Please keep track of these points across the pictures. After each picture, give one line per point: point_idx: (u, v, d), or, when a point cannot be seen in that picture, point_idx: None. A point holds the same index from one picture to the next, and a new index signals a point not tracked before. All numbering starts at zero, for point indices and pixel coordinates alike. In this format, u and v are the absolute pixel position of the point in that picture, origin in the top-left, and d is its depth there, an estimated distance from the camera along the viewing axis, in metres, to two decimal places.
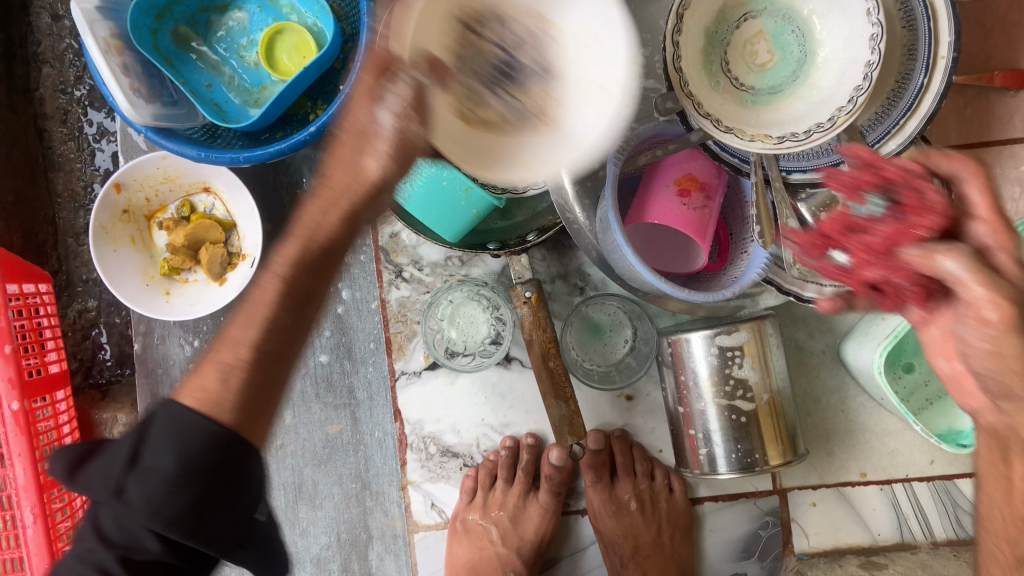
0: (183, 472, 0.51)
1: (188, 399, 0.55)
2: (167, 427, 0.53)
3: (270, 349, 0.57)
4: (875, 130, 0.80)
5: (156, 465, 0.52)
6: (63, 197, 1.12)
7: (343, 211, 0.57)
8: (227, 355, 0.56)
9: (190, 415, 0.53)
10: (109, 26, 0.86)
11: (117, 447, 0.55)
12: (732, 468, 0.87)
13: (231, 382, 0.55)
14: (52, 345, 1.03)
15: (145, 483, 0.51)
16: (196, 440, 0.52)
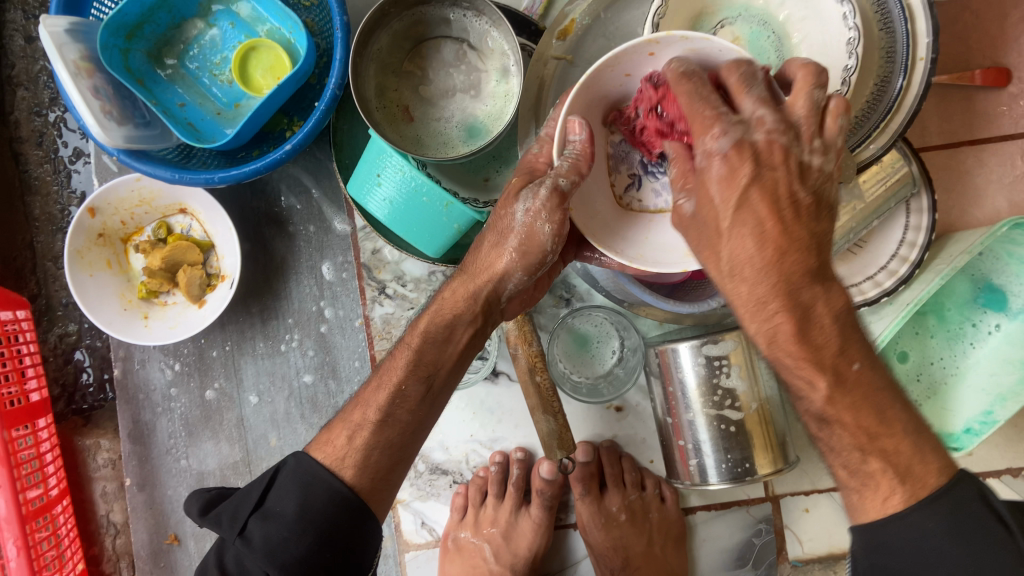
0: (300, 518, 0.65)
1: (319, 455, 0.69)
2: (295, 478, 0.68)
3: (402, 416, 0.70)
4: (856, 134, 0.78)
5: (283, 512, 0.66)
6: (41, 220, 1.10)
7: (467, 292, 0.71)
8: (357, 415, 0.71)
9: (320, 471, 0.67)
10: (80, 48, 0.85)
11: (247, 490, 0.70)
12: (722, 478, 0.87)
13: (357, 440, 0.69)
14: (31, 373, 1.00)
15: (267, 525, 0.65)
16: (321, 494, 0.66)
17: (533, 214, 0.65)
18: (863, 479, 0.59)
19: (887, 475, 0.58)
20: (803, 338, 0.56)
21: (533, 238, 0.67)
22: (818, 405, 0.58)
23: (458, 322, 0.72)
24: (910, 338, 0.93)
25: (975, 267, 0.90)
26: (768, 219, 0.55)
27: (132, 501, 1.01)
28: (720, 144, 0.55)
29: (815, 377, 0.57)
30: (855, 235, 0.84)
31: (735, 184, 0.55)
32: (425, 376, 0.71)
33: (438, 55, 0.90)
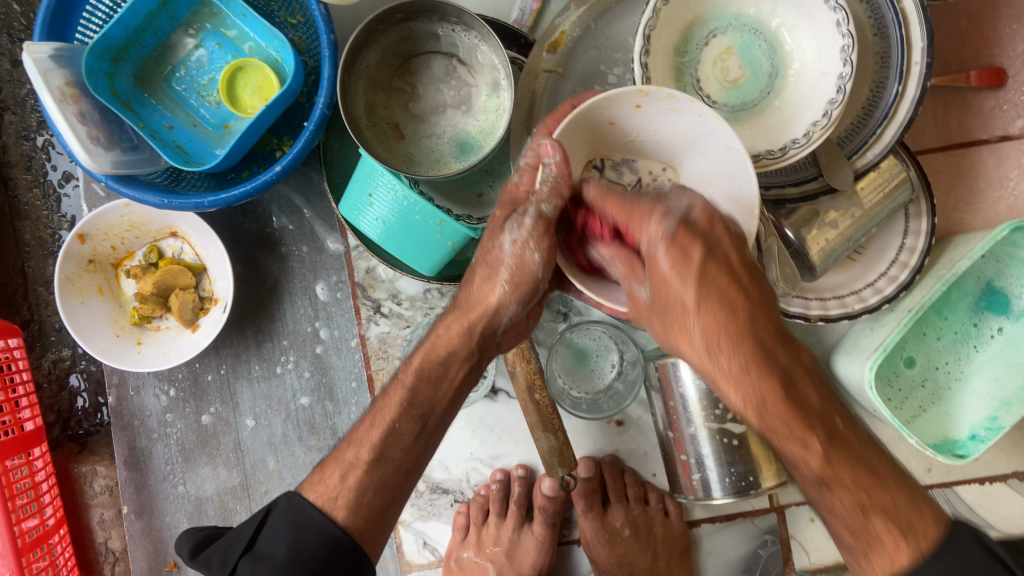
0: (292, 560, 0.63)
1: (311, 494, 0.67)
2: (286, 518, 0.66)
3: (395, 455, 0.68)
4: (852, 142, 0.79)
5: (274, 554, 0.64)
6: (32, 245, 1.09)
7: (463, 326, 0.70)
8: (350, 453, 0.68)
9: (311, 512, 0.65)
10: (64, 74, 0.83)
11: (239, 530, 0.69)
12: (727, 492, 0.86)
13: (351, 478, 0.66)
14: (25, 402, 0.98)
15: (257, 567, 0.64)
16: (313, 535, 0.64)
17: (522, 245, 0.66)
18: (868, 540, 0.58)
19: (890, 532, 0.57)
20: (789, 404, 0.58)
21: (523, 267, 0.67)
22: (814, 467, 0.59)
23: (453, 358, 0.70)
24: (915, 344, 0.92)
25: (979, 270, 0.89)
26: (721, 302, 0.58)
27: (129, 529, 1.00)
28: (668, 226, 0.60)
29: (805, 437, 0.58)
30: (856, 241, 0.83)
31: (689, 263, 0.59)
32: (419, 415, 0.69)
33: (427, 71, 0.89)
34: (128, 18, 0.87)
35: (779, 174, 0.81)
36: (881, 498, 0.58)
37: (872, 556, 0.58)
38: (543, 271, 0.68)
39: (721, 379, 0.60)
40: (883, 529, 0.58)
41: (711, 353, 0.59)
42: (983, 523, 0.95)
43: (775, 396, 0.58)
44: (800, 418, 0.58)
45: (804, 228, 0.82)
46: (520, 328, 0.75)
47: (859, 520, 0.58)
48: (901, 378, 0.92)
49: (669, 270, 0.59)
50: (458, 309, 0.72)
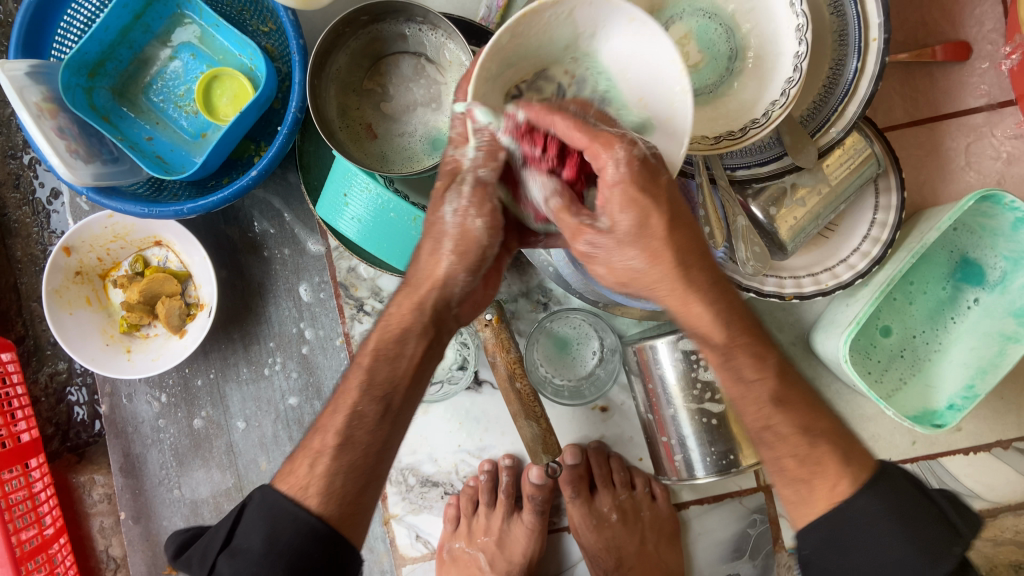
0: (267, 552, 0.62)
1: (284, 486, 0.67)
2: (259, 512, 0.65)
3: (362, 438, 0.68)
4: (815, 120, 0.80)
5: (250, 547, 0.63)
6: (23, 261, 1.11)
7: (415, 302, 0.70)
8: (317, 443, 0.68)
9: (284, 503, 0.65)
10: (42, 90, 0.85)
11: (213, 531, 0.69)
12: (709, 471, 0.87)
13: (319, 467, 0.66)
14: (20, 415, 1.00)
15: (235, 561, 0.63)
16: (289, 526, 0.64)
17: (462, 214, 0.66)
18: (812, 466, 0.63)
19: (832, 455, 0.63)
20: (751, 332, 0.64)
21: (467, 236, 0.67)
22: (770, 389, 0.64)
23: (408, 334, 0.69)
24: (891, 313, 0.93)
25: (952, 242, 0.90)
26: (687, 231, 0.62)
27: (128, 534, 1.02)
28: (635, 150, 0.60)
29: (763, 352, 0.64)
30: (824, 219, 0.84)
31: (655, 182, 0.60)
32: (381, 396, 0.69)
33: (396, 71, 0.91)
34: (102, 33, 0.90)
35: (743, 154, 0.83)
36: (820, 423, 0.64)
37: (813, 481, 0.63)
38: (489, 238, 0.67)
39: (693, 298, 0.62)
40: (826, 456, 0.63)
41: (686, 275, 0.62)
42: (970, 493, 0.96)
43: (735, 313, 0.64)
44: (757, 338, 0.64)
45: (772, 207, 0.83)
46: (479, 299, 0.74)
47: (806, 446, 0.63)
48: (878, 349, 0.93)
49: (633, 202, 0.59)
50: (406, 285, 0.71)
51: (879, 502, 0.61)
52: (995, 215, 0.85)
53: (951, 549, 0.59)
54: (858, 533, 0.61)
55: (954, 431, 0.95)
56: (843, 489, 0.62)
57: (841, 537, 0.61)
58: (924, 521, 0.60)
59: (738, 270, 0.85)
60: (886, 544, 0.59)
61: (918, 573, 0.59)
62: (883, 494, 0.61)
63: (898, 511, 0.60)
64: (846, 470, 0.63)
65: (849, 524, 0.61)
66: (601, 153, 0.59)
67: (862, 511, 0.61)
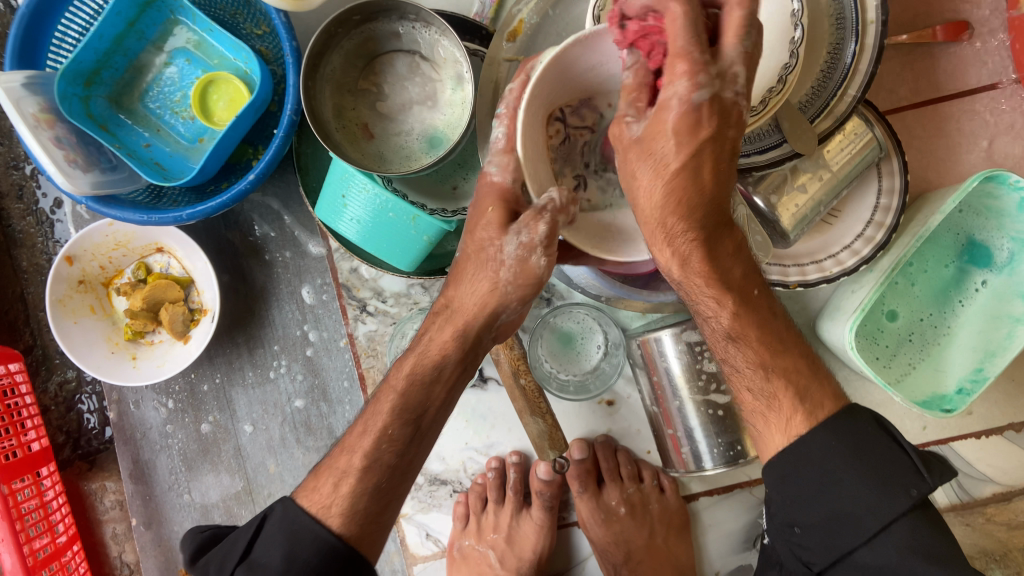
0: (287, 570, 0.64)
1: (306, 502, 0.69)
2: (279, 527, 0.67)
3: (387, 460, 0.69)
4: (811, 107, 0.79)
5: (269, 563, 0.65)
6: (29, 271, 1.11)
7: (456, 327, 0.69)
8: (343, 461, 0.69)
9: (306, 519, 0.67)
10: (37, 100, 0.85)
11: (235, 536, 0.70)
12: (717, 463, 0.87)
13: (344, 486, 0.68)
14: (30, 424, 1.01)
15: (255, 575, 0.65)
16: (308, 544, 0.66)
17: (526, 249, 0.63)
18: (767, 400, 0.68)
19: (788, 392, 0.67)
20: (710, 265, 0.63)
21: (527, 271, 0.65)
22: (724, 323, 0.67)
23: (447, 362, 0.69)
24: (897, 297, 0.92)
25: (957, 224, 0.89)
26: (692, 180, 0.58)
27: (139, 540, 1.02)
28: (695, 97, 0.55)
29: (721, 297, 0.65)
30: (827, 206, 0.83)
31: (694, 134, 0.56)
32: (412, 419, 0.69)
33: (391, 70, 0.90)
34: (96, 41, 0.90)
35: (742, 142, 0.81)
36: (780, 361, 0.68)
37: (769, 415, 0.68)
38: (547, 270, 0.65)
39: (657, 241, 0.62)
40: (781, 391, 0.67)
41: (663, 222, 0.61)
42: (982, 477, 0.96)
43: (700, 254, 0.63)
44: (720, 281, 0.64)
45: (773, 195, 0.83)
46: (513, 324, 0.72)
47: (761, 382, 0.68)
48: (886, 334, 0.92)
49: (671, 142, 0.56)
50: (449, 309, 0.70)
51: (835, 439, 0.64)
52: (1000, 195, 0.84)
53: (907, 492, 0.61)
54: (821, 469, 0.64)
55: (965, 415, 0.94)
56: (798, 424, 0.66)
57: (800, 470, 0.66)
58: (883, 461, 0.63)
59: None
60: (839, 477, 0.63)
61: (874, 508, 0.62)
62: (840, 431, 0.65)
63: (855, 449, 0.64)
64: (800, 407, 0.67)
65: (807, 460, 0.65)
66: (671, 73, 0.55)
67: (820, 448, 0.65)
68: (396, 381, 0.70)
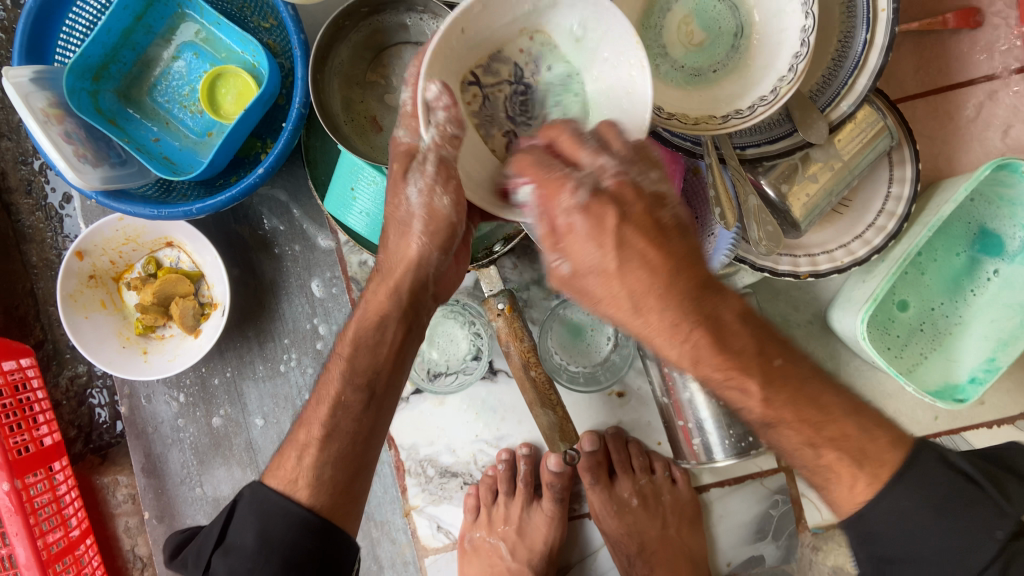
0: (261, 550, 0.66)
1: (274, 481, 0.70)
2: (252, 505, 0.69)
3: (347, 427, 0.71)
4: (823, 95, 0.78)
5: (243, 544, 0.67)
6: (39, 266, 1.11)
7: (389, 289, 0.70)
8: (303, 434, 0.71)
9: (273, 499, 0.68)
10: (47, 95, 0.85)
11: (204, 535, 0.72)
12: (728, 454, 0.87)
13: (306, 458, 0.69)
14: (42, 418, 1.01)
15: (230, 558, 0.67)
16: (279, 520, 0.67)
17: (427, 193, 0.64)
18: (825, 473, 0.60)
19: (844, 463, 0.59)
20: (718, 350, 0.56)
21: (434, 214, 0.66)
22: (757, 411, 0.58)
23: (387, 322, 0.71)
24: (909, 287, 0.92)
25: (968, 213, 0.89)
26: (646, 272, 0.54)
27: (152, 533, 1.03)
28: (579, 194, 0.54)
29: (744, 380, 0.57)
30: (837, 195, 0.83)
31: (606, 226, 0.54)
32: (364, 384, 0.71)
33: (400, 62, 0.90)
34: (104, 35, 0.90)
35: (751, 131, 0.81)
36: (827, 430, 0.59)
37: (832, 486, 0.60)
38: (457, 214, 0.66)
39: (656, 338, 0.56)
40: (838, 463, 0.59)
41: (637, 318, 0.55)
42: None
43: (709, 344, 0.55)
44: (737, 368, 0.56)
45: (784, 183, 0.82)
46: (450, 277, 0.74)
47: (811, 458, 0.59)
48: (897, 323, 0.91)
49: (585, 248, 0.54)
50: (382, 272, 0.71)
51: (908, 495, 0.57)
52: (1013, 182, 0.84)
53: (992, 535, 0.56)
54: (901, 531, 0.58)
55: (977, 404, 0.94)
56: (863, 491, 0.58)
57: (882, 531, 0.58)
58: (962, 501, 0.57)
59: (751, 250, 0.85)
60: (923, 537, 0.57)
61: (961, 556, 0.56)
62: (913, 484, 0.57)
63: (932, 500, 0.57)
64: (863, 471, 0.58)
65: (887, 520, 0.58)
66: (552, 195, 0.54)
67: (895, 510, 0.58)
68: (341, 349, 0.72)
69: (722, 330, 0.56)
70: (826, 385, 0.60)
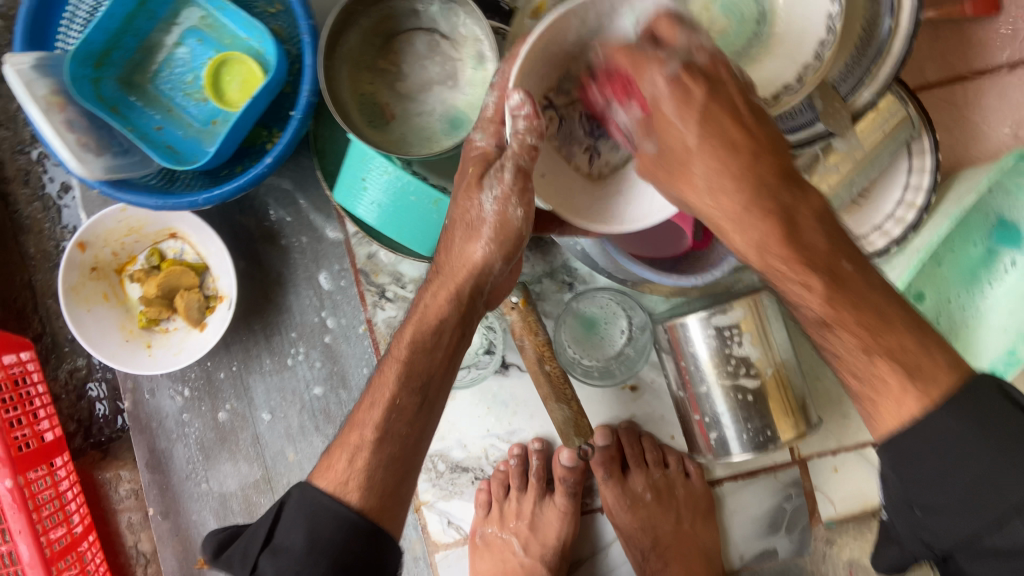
0: (311, 550, 0.61)
1: (322, 482, 0.66)
2: (300, 507, 0.64)
3: (400, 430, 0.67)
4: (848, 81, 0.76)
5: (292, 545, 0.62)
6: (36, 258, 1.09)
7: (450, 291, 0.68)
8: (354, 437, 0.67)
9: (323, 499, 0.64)
10: (48, 83, 0.82)
11: (254, 528, 0.66)
12: (745, 448, 0.85)
13: (358, 461, 0.66)
14: (43, 414, 0.99)
15: (278, 560, 0.62)
16: (329, 522, 0.63)
17: (503, 202, 0.64)
18: (873, 383, 0.58)
19: (896, 373, 0.57)
20: (792, 241, 0.58)
21: (506, 224, 0.66)
22: (817, 309, 0.59)
23: (444, 326, 0.69)
24: (927, 277, 0.90)
25: (987, 203, 0.87)
26: (722, 137, 0.58)
27: (157, 530, 1.01)
28: (670, 69, 0.57)
29: (807, 279, 0.58)
30: (857, 185, 0.82)
31: (691, 101, 0.57)
32: (419, 387, 0.68)
33: (410, 49, 0.88)
34: (107, 21, 0.87)
35: (774, 122, 0.79)
36: (888, 339, 0.57)
37: (878, 400, 0.58)
38: (527, 225, 0.66)
39: (726, 223, 0.60)
40: (886, 369, 0.57)
41: (710, 193, 0.58)
42: None
43: (777, 236, 0.58)
44: (807, 263, 0.58)
45: (805, 174, 0.81)
46: (503, 286, 0.74)
47: (863, 362, 0.58)
48: (914, 315, 0.90)
49: (676, 120, 0.58)
50: (440, 275, 0.70)
51: (957, 415, 0.55)
52: None
53: None
54: (933, 452, 0.55)
55: None
56: (911, 406, 0.56)
57: (917, 450, 0.56)
58: (1013, 428, 0.53)
59: None
60: (965, 455, 0.54)
61: (1007, 481, 0.53)
62: (961, 405, 0.55)
63: (983, 424, 0.54)
64: (912, 385, 0.56)
65: (927, 441, 0.55)
66: (643, 75, 0.58)
67: (937, 429, 0.55)
68: (398, 352, 0.69)
69: (796, 223, 0.58)
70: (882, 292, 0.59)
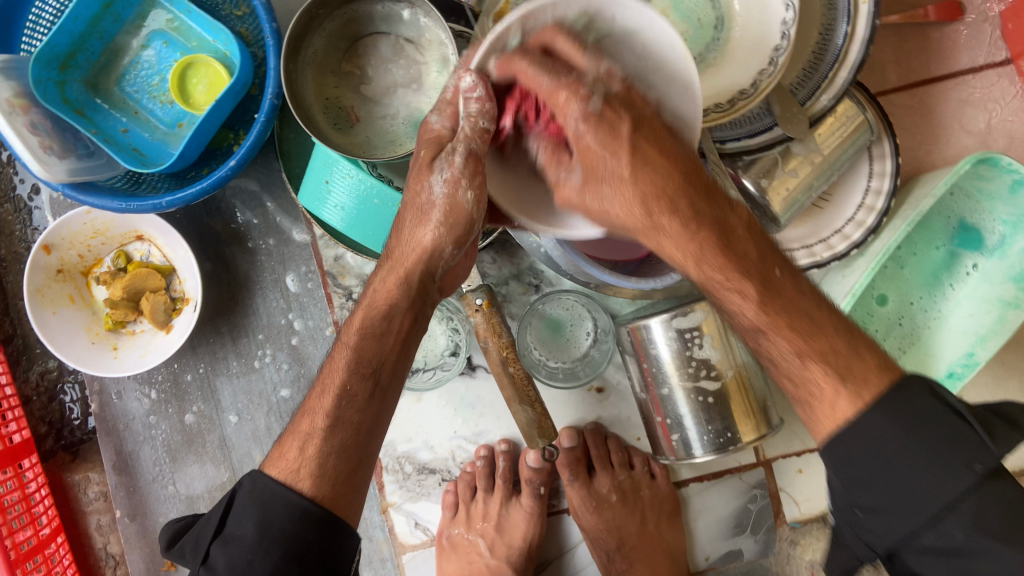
0: (261, 539, 0.62)
1: (273, 471, 0.66)
2: (252, 493, 0.65)
3: (351, 418, 0.68)
4: (804, 88, 0.77)
5: (243, 535, 0.63)
6: (7, 260, 1.08)
7: (398, 277, 0.68)
8: (306, 425, 0.68)
9: (274, 487, 0.64)
10: (12, 86, 0.82)
11: (207, 517, 0.67)
12: (707, 449, 0.86)
13: (310, 449, 0.66)
14: (11, 416, 0.99)
15: (230, 550, 0.63)
16: (280, 510, 0.63)
17: (453, 183, 0.61)
18: (807, 387, 0.58)
19: (828, 377, 0.57)
20: (726, 253, 0.59)
21: (458, 207, 0.63)
22: (750, 317, 0.59)
23: (394, 311, 0.69)
24: (889, 280, 0.90)
25: (948, 207, 0.88)
26: (654, 170, 0.57)
27: (125, 532, 1.01)
28: (591, 102, 0.56)
29: (743, 286, 0.58)
30: (817, 190, 0.82)
31: (617, 134, 0.56)
32: (369, 372, 0.69)
33: (374, 52, 0.88)
34: (71, 23, 0.87)
35: (733, 126, 0.80)
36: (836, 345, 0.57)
37: (813, 403, 0.58)
38: (478, 209, 0.63)
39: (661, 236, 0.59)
40: (823, 376, 0.57)
41: (650, 218, 0.58)
42: None
43: (711, 246, 0.59)
44: (737, 269, 0.58)
45: (764, 179, 0.81)
46: (457, 272, 0.74)
47: (798, 367, 0.58)
48: (876, 318, 0.90)
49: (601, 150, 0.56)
50: (391, 260, 0.68)
51: (886, 417, 0.54)
52: (992, 177, 0.83)
53: (971, 467, 0.52)
54: (869, 452, 0.55)
55: None
56: (844, 408, 0.56)
57: (851, 452, 0.56)
58: (946, 432, 0.53)
59: None
60: (897, 462, 0.54)
61: (939, 482, 0.53)
62: (899, 406, 0.54)
63: (915, 424, 0.54)
64: (845, 388, 0.56)
65: (863, 440, 0.55)
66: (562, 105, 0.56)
67: (870, 432, 0.55)
68: (349, 337, 0.70)
69: (731, 237, 0.59)
70: (822, 304, 0.60)
